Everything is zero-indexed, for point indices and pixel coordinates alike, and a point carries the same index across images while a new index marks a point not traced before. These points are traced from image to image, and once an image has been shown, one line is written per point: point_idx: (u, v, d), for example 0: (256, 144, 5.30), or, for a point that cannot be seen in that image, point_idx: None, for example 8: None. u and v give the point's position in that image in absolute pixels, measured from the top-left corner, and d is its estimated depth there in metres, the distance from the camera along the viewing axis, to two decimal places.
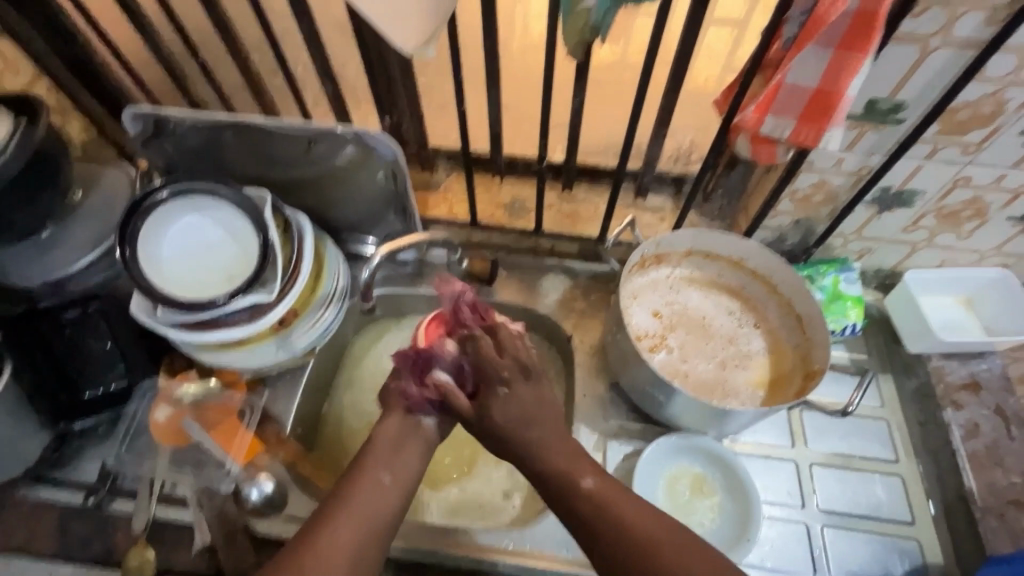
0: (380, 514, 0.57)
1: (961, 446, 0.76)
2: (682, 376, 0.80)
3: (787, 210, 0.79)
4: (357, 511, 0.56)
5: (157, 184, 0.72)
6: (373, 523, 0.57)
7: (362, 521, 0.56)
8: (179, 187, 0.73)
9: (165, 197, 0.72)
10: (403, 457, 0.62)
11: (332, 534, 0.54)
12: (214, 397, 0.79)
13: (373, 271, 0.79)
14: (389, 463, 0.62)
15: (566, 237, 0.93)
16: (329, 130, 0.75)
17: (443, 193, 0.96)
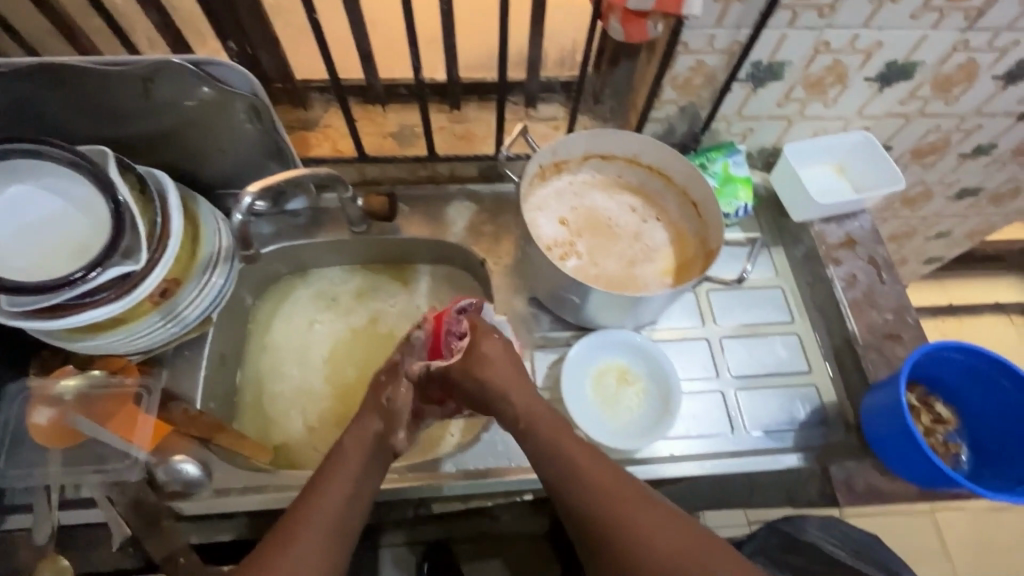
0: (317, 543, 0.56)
1: (842, 296, 0.84)
2: (595, 277, 0.82)
3: (671, 99, 0.80)
4: (315, 530, 0.56)
5: None
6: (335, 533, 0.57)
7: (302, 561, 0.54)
8: None
9: None
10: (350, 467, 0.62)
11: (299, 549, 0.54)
12: (102, 386, 0.71)
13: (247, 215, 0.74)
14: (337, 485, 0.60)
15: (463, 159, 0.89)
16: (166, 63, 0.65)
17: (323, 130, 0.89)
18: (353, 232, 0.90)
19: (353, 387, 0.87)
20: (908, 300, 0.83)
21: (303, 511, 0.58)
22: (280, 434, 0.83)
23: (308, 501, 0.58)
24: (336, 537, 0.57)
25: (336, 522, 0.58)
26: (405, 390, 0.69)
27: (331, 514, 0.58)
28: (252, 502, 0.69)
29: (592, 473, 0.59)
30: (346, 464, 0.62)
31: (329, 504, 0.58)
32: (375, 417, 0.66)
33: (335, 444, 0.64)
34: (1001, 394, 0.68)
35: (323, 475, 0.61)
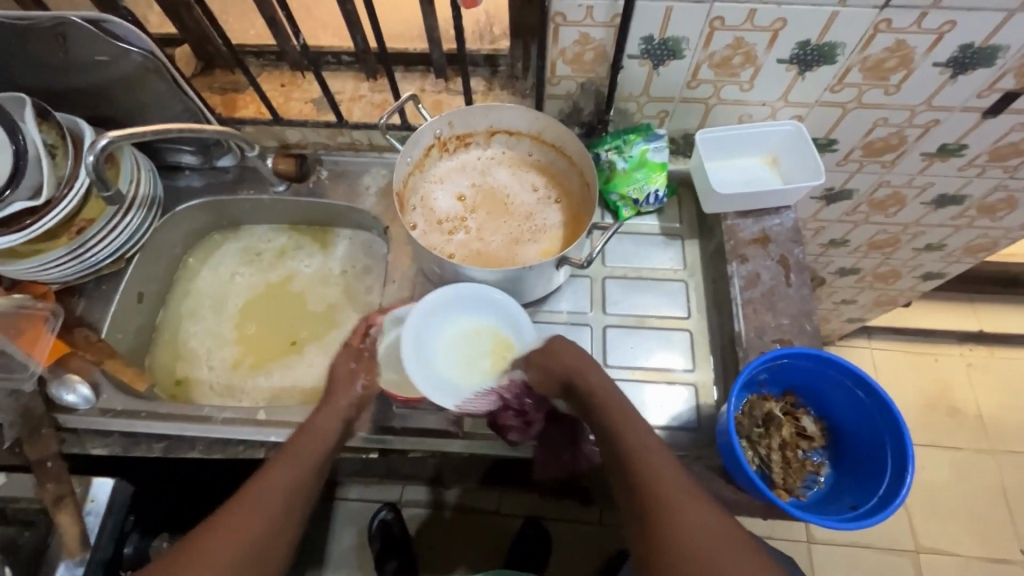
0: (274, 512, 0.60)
1: (738, 295, 0.78)
2: (474, 254, 0.82)
3: (566, 74, 0.78)
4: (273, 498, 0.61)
5: None
6: (291, 504, 0.62)
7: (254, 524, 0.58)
8: None
9: None
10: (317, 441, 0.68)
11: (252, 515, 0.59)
12: (21, 308, 0.81)
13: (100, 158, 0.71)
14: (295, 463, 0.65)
15: (369, 126, 0.90)
16: (68, 20, 0.73)
17: (251, 93, 0.94)
18: (273, 192, 0.95)
19: (256, 337, 0.93)
20: (811, 306, 0.77)
21: (274, 472, 0.63)
22: (183, 371, 0.90)
23: (279, 467, 0.64)
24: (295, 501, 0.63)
25: (299, 485, 0.64)
26: (374, 380, 0.78)
27: (296, 478, 0.64)
28: (123, 425, 0.76)
29: (675, 481, 0.58)
30: (318, 438, 0.69)
31: (294, 469, 0.64)
32: (348, 399, 0.74)
33: (306, 420, 0.71)
34: (866, 410, 0.62)
35: (291, 447, 0.67)
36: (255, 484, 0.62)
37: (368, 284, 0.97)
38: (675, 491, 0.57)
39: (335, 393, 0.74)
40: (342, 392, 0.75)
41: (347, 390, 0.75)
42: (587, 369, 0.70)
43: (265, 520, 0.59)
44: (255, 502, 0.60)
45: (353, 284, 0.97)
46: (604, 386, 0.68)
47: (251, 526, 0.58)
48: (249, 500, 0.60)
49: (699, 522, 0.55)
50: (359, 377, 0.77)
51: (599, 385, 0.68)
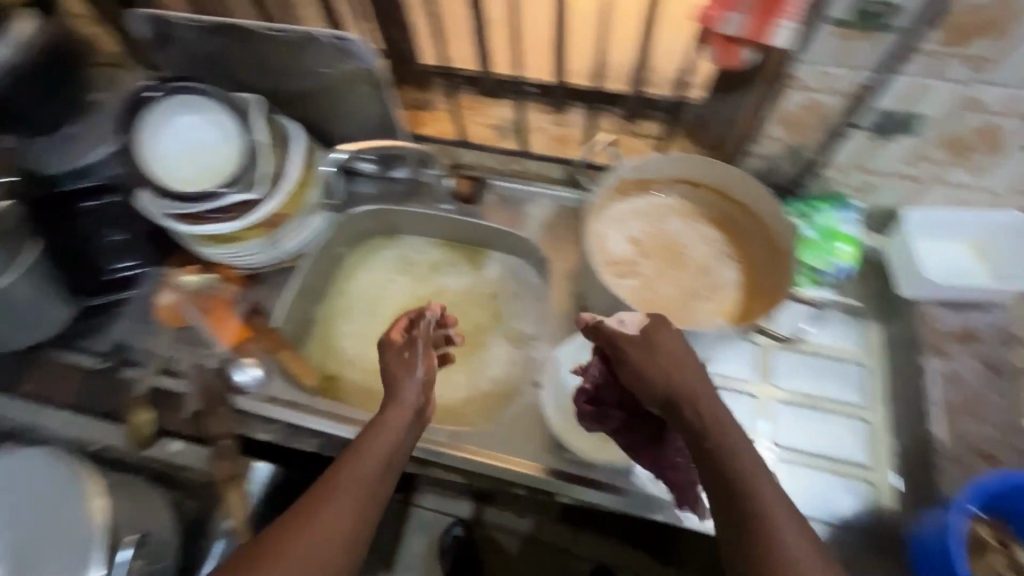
0: (327, 521, 0.51)
1: (934, 394, 0.72)
2: (645, 302, 0.79)
3: (776, 135, 0.75)
4: (336, 522, 0.52)
5: (155, 83, 0.78)
6: (360, 517, 0.53)
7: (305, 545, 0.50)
8: (175, 86, 0.78)
9: (160, 96, 0.78)
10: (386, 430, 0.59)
11: (307, 539, 0.50)
12: (213, 288, 0.87)
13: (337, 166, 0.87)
14: (359, 463, 0.56)
15: (552, 160, 0.93)
16: (310, 37, 0.79)
17: (436, 112, 0.97)
18: (439, 208, 0.97)
19: None
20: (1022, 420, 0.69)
21: (329, 483, 0.54)
22: (334, 367, 0.93)
23: (332, 479, 0.55)
24: (368, 508, 0.54)
25: (369, 487, 0.55)
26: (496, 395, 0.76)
27: (360, 487, 0.54)
28: (286, 415, 0.79)
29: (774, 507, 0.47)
30: (385, 432, 0.59)
31: (355, 478, 0.55)
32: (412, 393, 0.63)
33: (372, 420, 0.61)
34: None
35: (361, 444, 0.58)
36: (310, 492, 0.53)
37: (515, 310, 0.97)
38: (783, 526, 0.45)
39: (397, 382, 0.63)
40: (398, 364, 0.65)
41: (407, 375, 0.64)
42: (647, 346, 0.57)
43: (323, 540, 0.50)
44: (311, 515, 0.51)
45: (501, 308, 0.97)
46: (668, 380, 0.54)
47: (309, 544, 0.50)
48: (297, 514, 0.52)
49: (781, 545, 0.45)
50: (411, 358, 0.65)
51: (670, 366, 0.55)
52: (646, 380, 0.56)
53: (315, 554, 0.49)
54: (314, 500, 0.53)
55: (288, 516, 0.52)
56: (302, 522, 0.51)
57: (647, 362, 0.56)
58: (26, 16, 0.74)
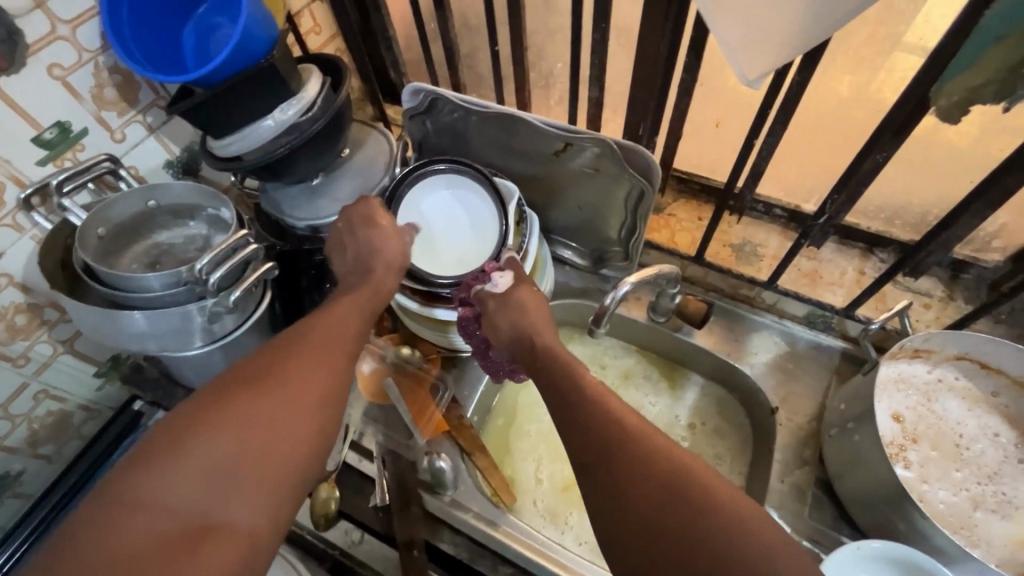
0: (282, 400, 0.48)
1: None
2: (927, 507, 0.66)
3: None
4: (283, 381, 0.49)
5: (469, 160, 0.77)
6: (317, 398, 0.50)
7: (262, 414, 0.47)
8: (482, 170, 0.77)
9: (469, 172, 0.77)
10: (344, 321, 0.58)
11: (252, 404, 0.47)
12: (414, 365, 0.82)
13: (616, 302, 0.69)
14: (321, 348, 0.53)
15: (801, 298, 0.82)
16: (601, 141, 0.73)
17: (667, 217, 0.91)
18: (650, 318, 0.88)
19: None
20: None
21: (292, 351, 0.52)
22: (512, 470, 0.85)
23: (293, 342, 0.53)
24: (334, 396, 0.51)
25: (326, 375, 0.51)
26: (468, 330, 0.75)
27: (326, 366, 0.52)
28: (479, 531, 0.73)
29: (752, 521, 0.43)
30: (342, 316, 0.58)
31: (322, 352, 0.53)
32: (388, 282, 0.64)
33: (322, 307, 0.61)
34: None
35: (319, 320, 0.57)
36: (272, 360, 0.51)
37: (717, 451, 0.86)
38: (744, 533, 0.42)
39: (380, 249, 0.66)
40: (379, 234, 0.66)
41: (374, 231, 0.66)
42: (500, 303, 0.68)
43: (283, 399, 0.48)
44: (281, 387, 0.49)
45: (701, 444, 0.87)
46: (520, 324, 0.65)
47: (274, 408, 0.47)
48: (244, 381, 0.49)
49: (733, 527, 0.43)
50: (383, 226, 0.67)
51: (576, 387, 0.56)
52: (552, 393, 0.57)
53: (260, 421, 0.46)
54: (284, 368, 0.50)
55: (229, 383, 0.49)
56: (262, 395, 0.48)
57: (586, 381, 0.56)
58: (315, 78, 0.75)
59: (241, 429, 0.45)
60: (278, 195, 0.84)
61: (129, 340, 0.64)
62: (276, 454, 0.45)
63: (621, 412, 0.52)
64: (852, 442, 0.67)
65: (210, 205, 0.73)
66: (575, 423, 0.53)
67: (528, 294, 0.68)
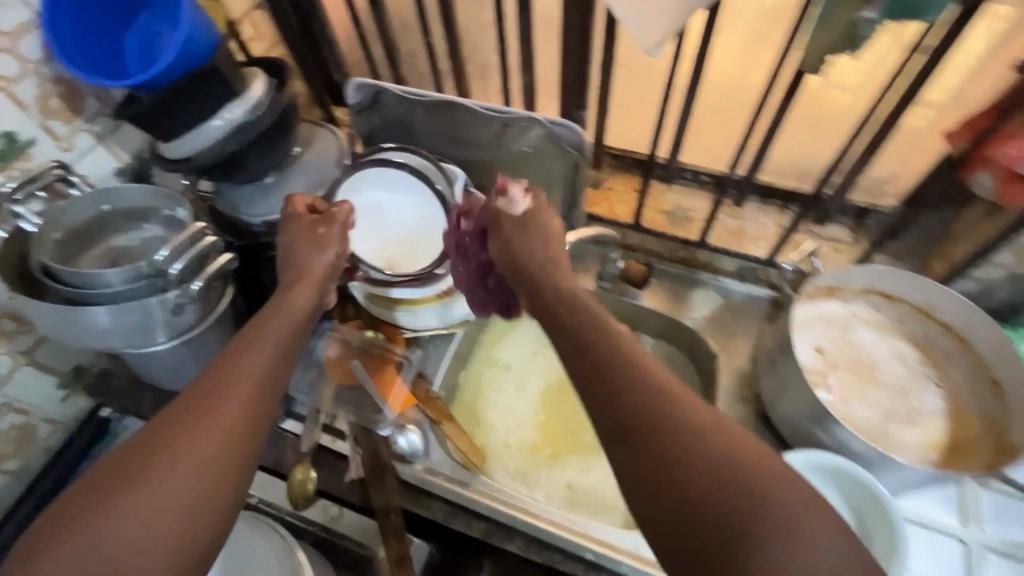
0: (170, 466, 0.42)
1: None
2: (848, 422, 0.75)
3: (1003, 262, 0.72)
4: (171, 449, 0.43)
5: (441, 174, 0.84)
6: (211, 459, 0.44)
7: (143, 491, 0.41)
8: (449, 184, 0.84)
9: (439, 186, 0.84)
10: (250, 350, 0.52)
11: (136, 481, 0.41)
12: (378, 346, 0.86)
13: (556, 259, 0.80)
14: (216, 393, 0.47)
15: (727, 253, 0.91)
16: (533, 119, 0.81)
17: (606, 192, 0.98)
18: (598, 286, 0.93)
19: (557, 428, 0.90)
20: None
21: (183, 403, 0.46)
22: (482, 439, 0.89)
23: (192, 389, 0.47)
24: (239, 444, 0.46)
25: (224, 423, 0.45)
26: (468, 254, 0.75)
27: (222, 410, 0.46)
28: (452, 492, 0.77)
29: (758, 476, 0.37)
30: (253, 346, 0.52)
31: (216, 396, 0.47)
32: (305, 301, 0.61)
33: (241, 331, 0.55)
34: None
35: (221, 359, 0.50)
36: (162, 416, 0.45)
37: None
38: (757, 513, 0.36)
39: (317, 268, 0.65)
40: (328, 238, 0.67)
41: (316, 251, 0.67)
42: (520, 226, 0.65)
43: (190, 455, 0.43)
44: (167, 452, 0.43)
45: None
46: (542, 250, 0.62)
47: (160, 479, 0.42)
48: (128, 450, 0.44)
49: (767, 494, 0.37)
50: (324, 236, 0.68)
51: (554, 297, 0.56)
52: (554, 290, 0.57)
53: (145, 500, 0.41)
54: (175, 425, 0.44)
55: (111, 459, 0.43)
56: (142, 470, 0.42)
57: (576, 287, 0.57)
58: (261, 78, 0.78)
59: (121, 517, 0.40)
60: (230, 193, 0.86)
61: (93, 337, 0.65)
62: (164, 531, 0.41)
63: (615, 328, 0.49)
64: (780, 374, 0.75)
65: (165, 206, 0.74)
66: (569, 334, 0.50)
67: (553, 224, 0.65)
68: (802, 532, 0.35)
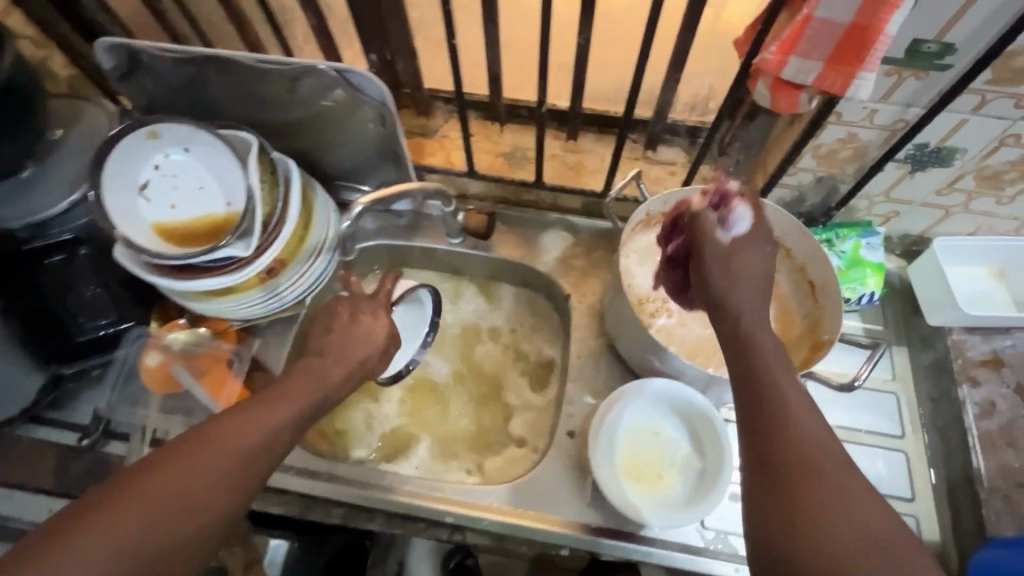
0: (171, 503, 0.46)
1: (973, 425, 0.72)
2: (683, 345, 0.77)
3: (808, 166, 0.73)
4: (172, 493, 0.46)
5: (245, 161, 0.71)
6: (206, 506, 0.48)
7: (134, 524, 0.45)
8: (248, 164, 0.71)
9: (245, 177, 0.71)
10: (276, 406, 0.55)
11: (141, 502, 0.45)
12: (203, 345, 0.79)
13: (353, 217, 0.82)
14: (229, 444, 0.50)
15: (568, 191, 0.88)
16: (311, 68, 0.70)
17: (441, 140, 0.91)
18: (448, 243, 0.90)
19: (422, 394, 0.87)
20: None
21: (198, 442, 0.50)
22: (341, 421, 0.85)
23: (203, 432, 0.51)
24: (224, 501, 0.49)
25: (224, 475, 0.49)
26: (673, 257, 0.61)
27: (224, 460, 0.49)
28: (303, 484, 0.73)
29: (820, 467, 0.44)
30: (285, 408, 0.55)
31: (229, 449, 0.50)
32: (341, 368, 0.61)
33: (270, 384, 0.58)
34: None
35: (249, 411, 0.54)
36: (181, 457, 0.48)
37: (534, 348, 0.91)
38: (829, 491, 0.43)
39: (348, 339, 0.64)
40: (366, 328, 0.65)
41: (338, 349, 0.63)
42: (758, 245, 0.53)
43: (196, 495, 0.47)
44: (167, 492, 0.46)
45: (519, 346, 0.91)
46: (749, 280, 0.52)
47: (151, 517, 0.45)
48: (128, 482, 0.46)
49: (840, 483, 0.43)
50: (362, 325, 0.66)
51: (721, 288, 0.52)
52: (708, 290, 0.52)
53: (132, 526, 0.44)
54: (176, 465, 0.48)
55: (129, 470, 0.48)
56: (138, 498, 0.45)
57: (753, 262, 0.52)
58: None
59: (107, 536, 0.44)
60: None
61: None
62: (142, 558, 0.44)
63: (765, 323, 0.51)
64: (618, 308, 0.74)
65: None
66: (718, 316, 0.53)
67: (753, 264, 0.52)
68: (841, 517, 0.42)
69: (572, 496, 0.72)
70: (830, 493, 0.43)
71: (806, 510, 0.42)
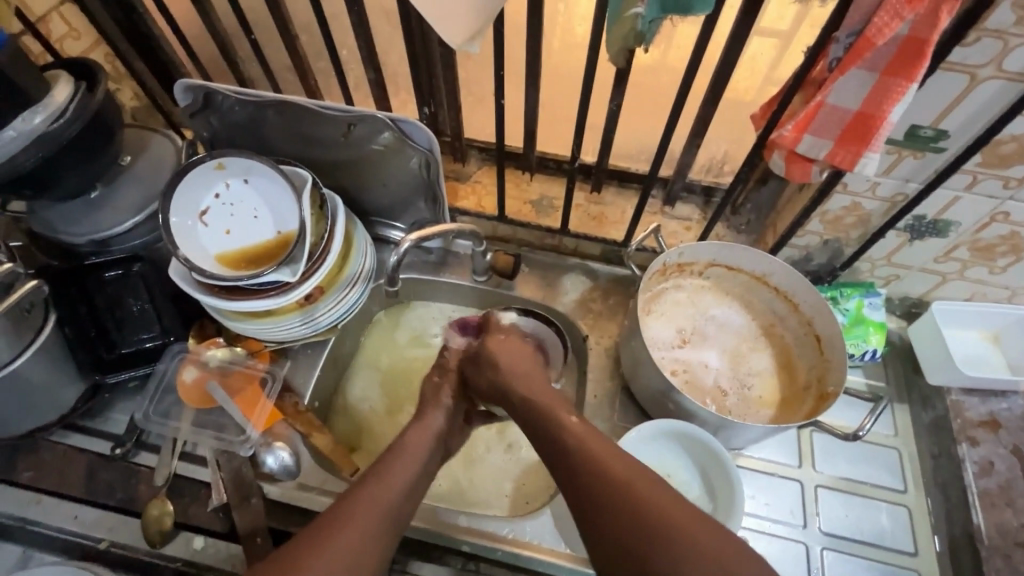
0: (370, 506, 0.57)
1: (972, 483, 0.77)
2: (697, 391, 0.80)
3: (816, 230, 0.79)
4: (370, 505, 0.58)
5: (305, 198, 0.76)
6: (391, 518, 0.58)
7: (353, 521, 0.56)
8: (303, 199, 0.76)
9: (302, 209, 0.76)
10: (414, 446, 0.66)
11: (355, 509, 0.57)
12: (239, 363, 0.83)
13: (402, 256, 0.80)
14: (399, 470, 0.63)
15: (591, 238, 0.94)
16: (367, 115, 0.78)
17: (473, 184, 0.99)
18: (473, 279, 0.93)
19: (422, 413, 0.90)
20: None
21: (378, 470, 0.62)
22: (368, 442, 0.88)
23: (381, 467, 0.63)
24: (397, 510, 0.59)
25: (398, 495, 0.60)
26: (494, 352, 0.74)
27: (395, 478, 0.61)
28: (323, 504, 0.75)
29: (618, 470, 0.57)
30: (420, 447, 0.67)
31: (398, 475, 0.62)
32: (439, 416, 0.72)
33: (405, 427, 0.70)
34: None
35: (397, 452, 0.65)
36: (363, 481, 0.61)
37: None
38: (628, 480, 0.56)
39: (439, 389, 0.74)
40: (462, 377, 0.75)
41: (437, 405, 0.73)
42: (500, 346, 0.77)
43: (394, 504, 0.59)
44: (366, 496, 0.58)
45: None
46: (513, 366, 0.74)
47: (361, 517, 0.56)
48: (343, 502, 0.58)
49: (639, 482, 0.55)
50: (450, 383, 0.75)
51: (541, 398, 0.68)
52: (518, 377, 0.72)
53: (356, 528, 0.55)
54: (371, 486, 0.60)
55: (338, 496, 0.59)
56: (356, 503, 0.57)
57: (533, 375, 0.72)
58: (66, 81, 0.68)
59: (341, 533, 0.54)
60: (50, 215, 0.75)
61: None
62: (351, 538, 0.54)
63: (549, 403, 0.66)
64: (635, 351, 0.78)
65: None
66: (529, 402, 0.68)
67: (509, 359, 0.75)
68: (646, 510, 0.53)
69: (580, 530, 0.75)
70: (644, 496, 0.54)
71: (623, 511, 0.54)
